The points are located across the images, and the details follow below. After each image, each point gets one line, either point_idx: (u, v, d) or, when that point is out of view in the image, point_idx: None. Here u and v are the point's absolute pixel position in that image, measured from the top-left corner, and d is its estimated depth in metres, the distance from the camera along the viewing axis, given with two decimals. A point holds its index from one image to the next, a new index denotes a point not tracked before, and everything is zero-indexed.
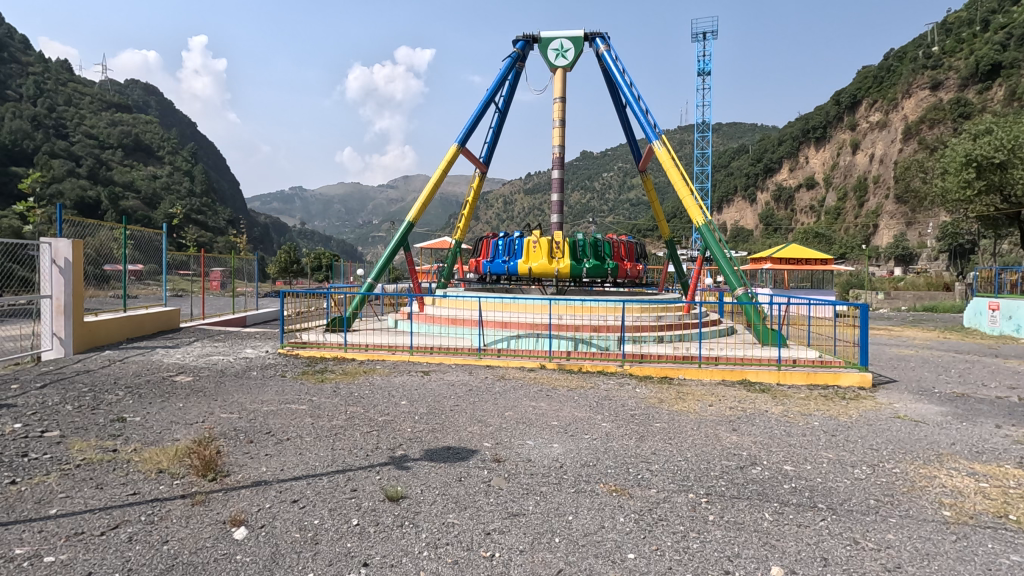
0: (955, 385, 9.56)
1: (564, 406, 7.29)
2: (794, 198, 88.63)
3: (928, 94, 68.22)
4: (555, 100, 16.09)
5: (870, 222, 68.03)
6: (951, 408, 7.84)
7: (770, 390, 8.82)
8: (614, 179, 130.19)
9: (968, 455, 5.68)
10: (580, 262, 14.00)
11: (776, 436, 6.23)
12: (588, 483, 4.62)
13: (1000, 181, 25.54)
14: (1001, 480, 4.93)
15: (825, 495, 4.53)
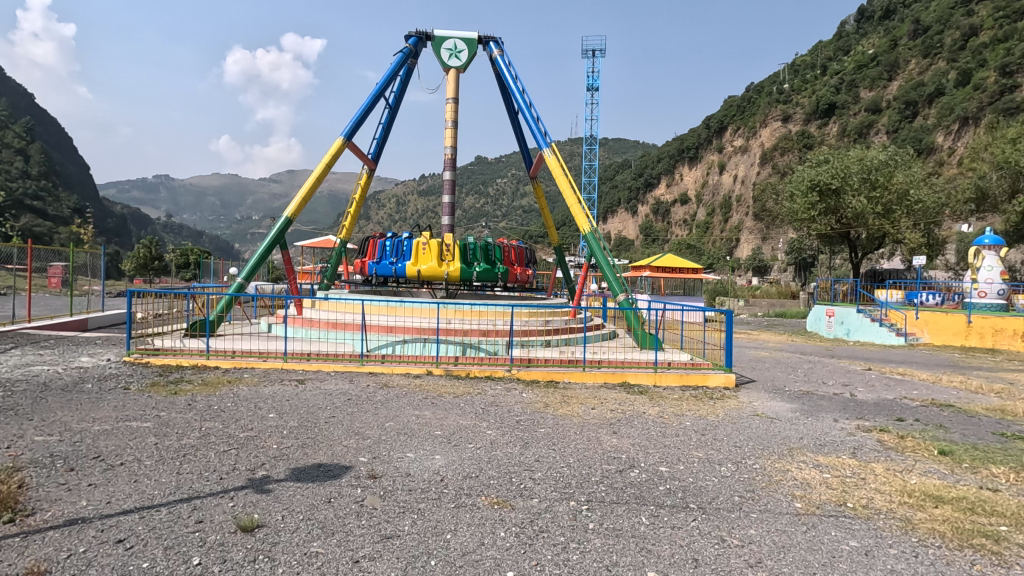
0: (802, 383, 10.71)
1: (449, 415, 7.03)
2: (670, 212, 96.07)
3: (780, 125, 78.40)
4: (447, 101, 15.81)
5: (732, 236, 75.59)
6: (798, 404, 8.73)
7: (648, 391, 9.26)
8: (507, 186, 132.62)
9: (813, 448, 6.27)
10: (470, 265, 13.81)
11: (653, 438, 6.47)
12: (469, 496, 4.41)
13: (834, 205, 29.40)
14: (840, 471, 5.47)
15: (696, 495, 4.72)
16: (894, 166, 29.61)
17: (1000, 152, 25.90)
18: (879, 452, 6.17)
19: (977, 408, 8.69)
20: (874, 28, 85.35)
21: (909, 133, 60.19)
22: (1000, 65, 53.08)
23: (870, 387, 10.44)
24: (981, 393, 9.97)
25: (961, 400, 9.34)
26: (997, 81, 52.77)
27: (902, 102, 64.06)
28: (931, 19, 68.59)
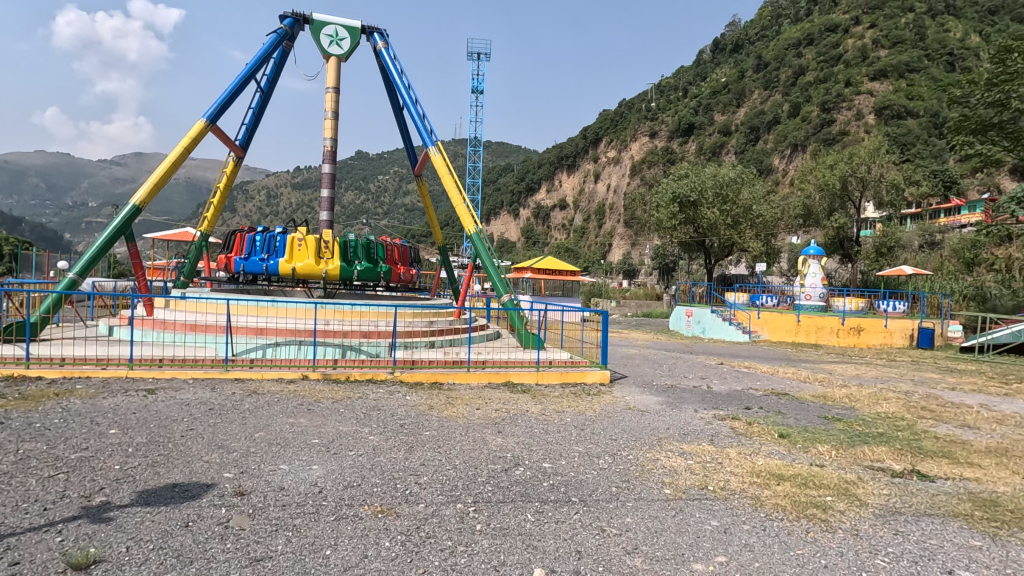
0: (668, 377, 11.68)
1: (327, 421, 6.64)
2: (550, 216, 99.93)
3: (648, 140, 85.23)
4: (326, 90, 14.97)
5: (606, 241, 80.62)
6: (664, 397, 9.50)
7: (530, 390, 9.48)
8: (389, 183, 129.29)
9: (678, 437, 6.85)
10: (351, 264, 13.20)
11: (536, 435, 6.64)
12: (350, 507, 4.18)
13: (693, 216, 32.70)
14: (701, 457, 6.01)
15: (577, 488, 4.91)
16: (741, 183, 33.47)
17: (821, 176, 30.44)
18: (732, 438, 6.88)
19: (806, 395, 10.10)
20: (725, 60, 96.18)
21: (752, 154, 68.52)
22: (821, 102, 62.49)
23: (723, 380, 11.70)
24: (808, 382, 11.63)
25: (793, 388, 10.80)
26: (819, 116, 62.07)
27: (747, 127, 72.80)
28: (770, 57, 78.86)
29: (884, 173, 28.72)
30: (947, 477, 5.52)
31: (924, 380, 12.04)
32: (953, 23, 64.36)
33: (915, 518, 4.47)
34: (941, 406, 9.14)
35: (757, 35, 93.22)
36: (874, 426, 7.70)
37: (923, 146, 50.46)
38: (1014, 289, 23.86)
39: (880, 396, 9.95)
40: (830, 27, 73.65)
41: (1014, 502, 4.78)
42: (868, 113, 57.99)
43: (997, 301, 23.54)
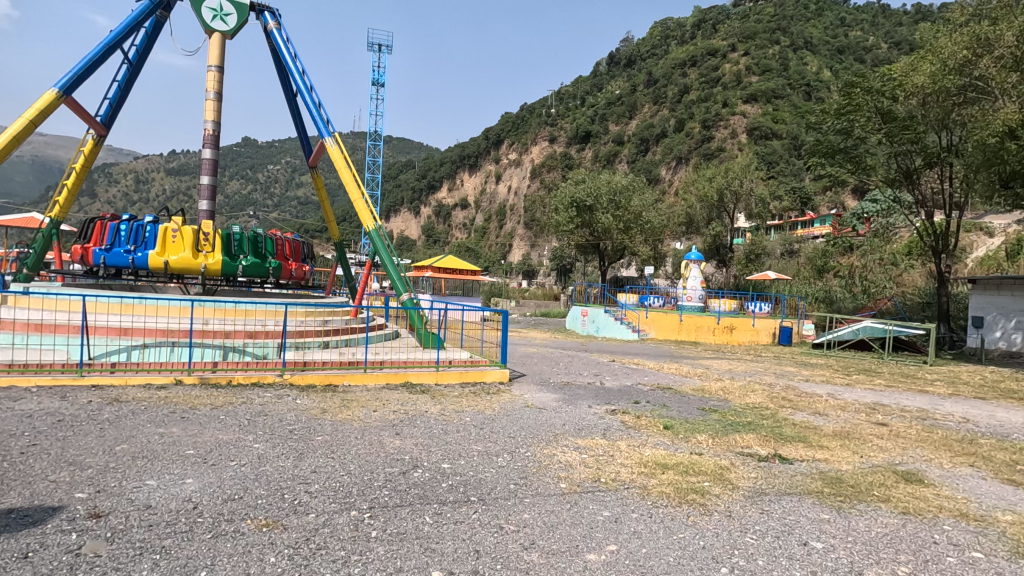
0: (563, 375, 12.10)
1: (205, 430, 6.07)
2: (451, 215, 99.44)
3: (547, 145, 87.87)
4: (208, 68, 13.72)
5: (506, 242, 81.81)
6: (560, 395, 9.82)
7: (429, 390, 9.34)
8: (280, 174, 121.57)
9: (574, 432, 7.10)
10: (234, 259, 12.23)
11: (435, 435, 6.54)
12: (230, 522, 3.85)
13: (589, 220, 34.15)
14: (594, 450, 6.27)
15: (476, 488, 4.90)
16: (633, 191, 35.52)
17: (702, 187, 33.17)
18: (622, 431, 7.27)
19: (686, 389, 10.95)
20: (620, 73, 101.84)
21: (643, 164, 73.04)
22: (702, 120, 68.15)
23: (614, 376, 12.33)
24: (688, 376, 12.62)
25: (676, 382, 11.66)
26: (700, 132, 67.63)
27: (639, 138, 77.50)
28: (659, 74, 84.67)
29: (753, 188, 31.91)
30: (802, 459, 6.23)
31: (783, 374, 13.56)
32: (809, 57, 73.16)
33: (778, 497, 4.98)
34: (796, 395, 10.32)
35: (648, 52, 99.74)
36: (744, 415, 8.50)
37: (785, 165, 56.85)
38: (854, 292, 27.58)
39: (749, 388, 11.02)
40: (710, 52, 80.56)
41: (854, 478, 5.51)
42: (741, 132, 64.21)
43: (841, 303, 27.04)
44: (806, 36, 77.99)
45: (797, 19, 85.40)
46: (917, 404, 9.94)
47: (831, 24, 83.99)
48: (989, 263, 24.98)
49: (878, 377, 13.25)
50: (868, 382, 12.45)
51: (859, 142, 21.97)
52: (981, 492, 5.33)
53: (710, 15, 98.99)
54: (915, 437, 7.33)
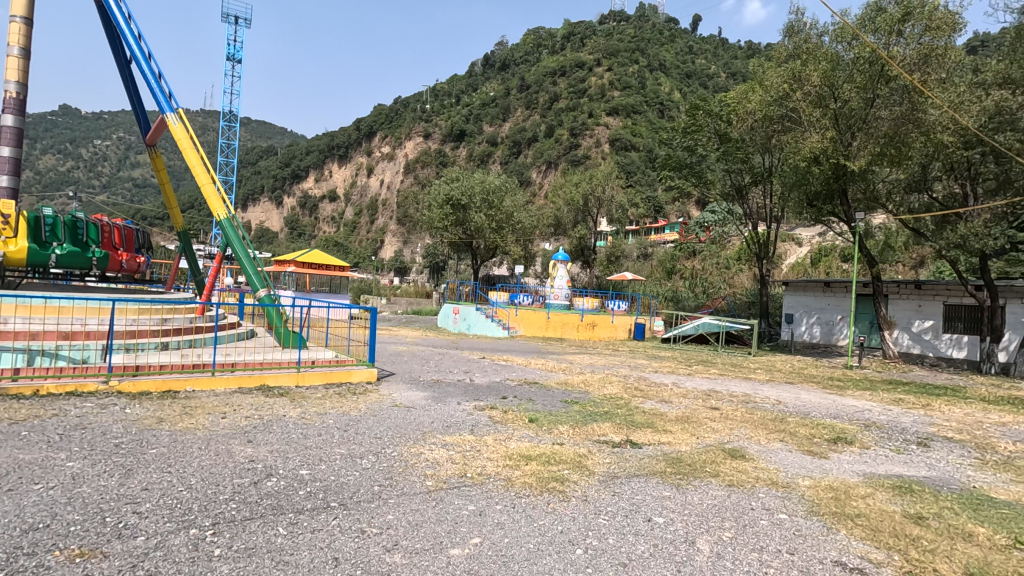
0: (434, 373, 12.03)
1: (2, 449, 5.10)
2: (318, 207, 94.13)
3: (421, 141, 86.91)
4: (11, 19, 11.51)
5: (378, 237, 79.47)
6: (430, 392, 9.75)
7: (289, 393, 8.73)
8: (111, 151, 105.98)
9: (442, 429, 7.10)
10: (47, 246, 10.32)
11: (292, 441, 6.14)
12: (31, 557, 3.26)
13: (462, 218, 34.34)
14: (461, 447, 6.32)
15: (337, 493, 4.69)
16: (505, 192, 36.38)
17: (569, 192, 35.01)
18: (490, 426, 7.43)
19: (551, 383, 11.50)
20: (494, 76, 103.94)
21: (515, 167, 75.34)
22: (571, 128, 71.99)
23: (484, 373, 12.55)
24: (554, 371, 13.27)
25: (542, 377, 12.20)
26: (568, 139, 71.40)
27: (512, 141, 79.69)
28: (531, 80, 87.84)
29: (614, 195, 34.41)
30: (650, 443, 6.84)
31: (636, 366, 14.82)
32: (663, 79, 80.76)
33: (627, 479, 5.43)
34: (647, 385, 11.36)
35: (522, 58, 103.06)
36: (602, 406, 9.12)
37: (642, 175, 62.10)
38: (696, 292, 30.98)
39: (607, 380, 11.88)
40: (578, 64, 85.38)
41: (691, 457, 6.18)
42: (605, 142, 68.96)
43: (686, 302, 30.22)
44: (661, 59, 86.00)
45: (653, 42, 93.80)
46: (742, 389, 11.45)
47: (680, 51, 93.52)
48: (798, 269, 29.56)
49: (714, 367, 15.03)
50: (705, 371, 14.09)
51: (701, 159, 24.64)
52: (787, 462, 6.28)
53: (578, 29, 104.87)
54: (740, 418, 8.43)
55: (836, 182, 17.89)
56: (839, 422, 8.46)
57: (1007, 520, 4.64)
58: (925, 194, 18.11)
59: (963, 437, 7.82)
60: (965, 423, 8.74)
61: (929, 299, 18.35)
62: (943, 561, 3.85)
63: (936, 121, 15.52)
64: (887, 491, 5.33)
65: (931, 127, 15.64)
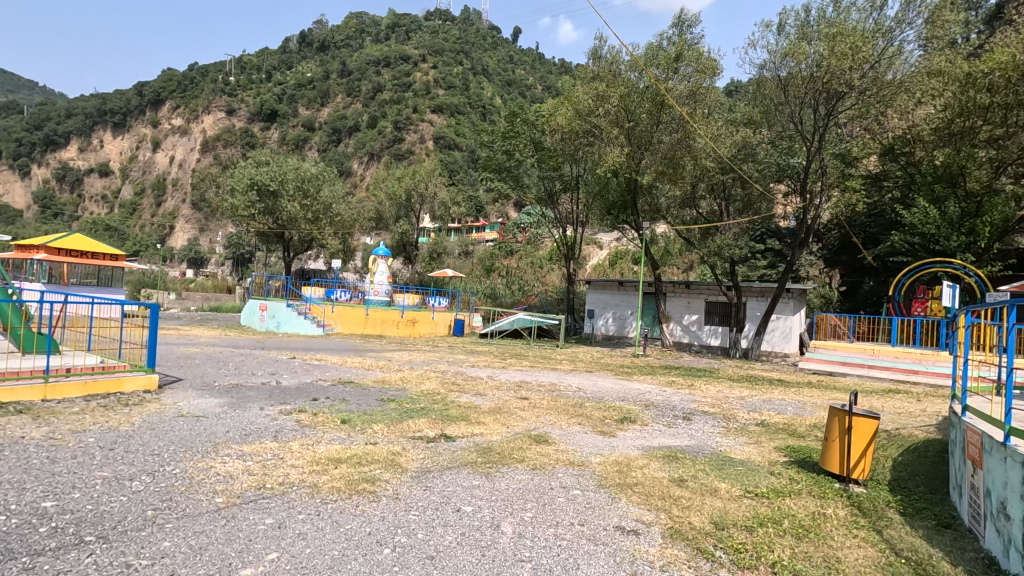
0: (232, 376, 10.78)
1: None
2: (83, 183, 77.97)
3: (223, 117, 77.53)
4: None
5: (166, 223, 68.73)
6: (227, 398, 8.73)
7: (32, 409, 7.08)
8: None
9: (238, 439, 6.39)
10: None
11: (33, 468, 4.98)
12: None
13: (271, 206, 31.37)
14: (261, 455, 5.78)
15: (95, 524, 3.93)
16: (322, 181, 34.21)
17: (391, 186, 34.28)
18: (296, 431, 6.93)
19: (367, 381, 11.13)
20: (312, 56, 97.24)
21: (335, 155, 71.49)
22: (394, 120, 70.67)
23: (293, 374, 11.64)
24: (371, 369, 12.89)
25: (357, 376, 11.76)
26: (392, 132, 69.93)
27: (331, 127, 75.45)
28: (353, 67, 84.16)
29: (436, 192, 34.62)
30: (464, 436, 7.04)
31: (455, 361, 15.14)
32: (486, 84, 83.95)
33: (440, 472, 5.52)
34: (464, 379, 11.68)
35: (343, 42, 98.15)
36: (419, 402, 9.11)
37: (465, 174, 63.47)
38: (513, 290, 32.79)
39: (425, 376, 11.95)
40: (403, 57, 84.20)
41: (500, 446, 6.50)
42: (429, 139, 69.08)
43: (503, 298, 31.81)
44: (483, 65, 89.20)
45: (477, 46, 96.76)
46: (549, 379, 12.45)
47: (502, 58, 97.94)
48: (599, 270, 33.09)
49: (526, 360, 16.08)
50: (518, 364, 14.98)
51: (519, 164, 26.10)
52: (583, 443, 6.98)
53: (403, 21, 103.43)
54: (545, 406, 9.14)
55: (629, 194, 20.42)
56: (626, 404, 9.69)
57: (740, 474, 5.77)
58: (695, 209, 21.50)
59: (715, 410, 9.55)
60: (717, 398, 10.69)
61: (696, 296, 21.98)
62: (696, 515, 4.64)
63: (702, 148, 18.79)
64: (659, 460, 6.25)
65: (698, 152, 18.94)
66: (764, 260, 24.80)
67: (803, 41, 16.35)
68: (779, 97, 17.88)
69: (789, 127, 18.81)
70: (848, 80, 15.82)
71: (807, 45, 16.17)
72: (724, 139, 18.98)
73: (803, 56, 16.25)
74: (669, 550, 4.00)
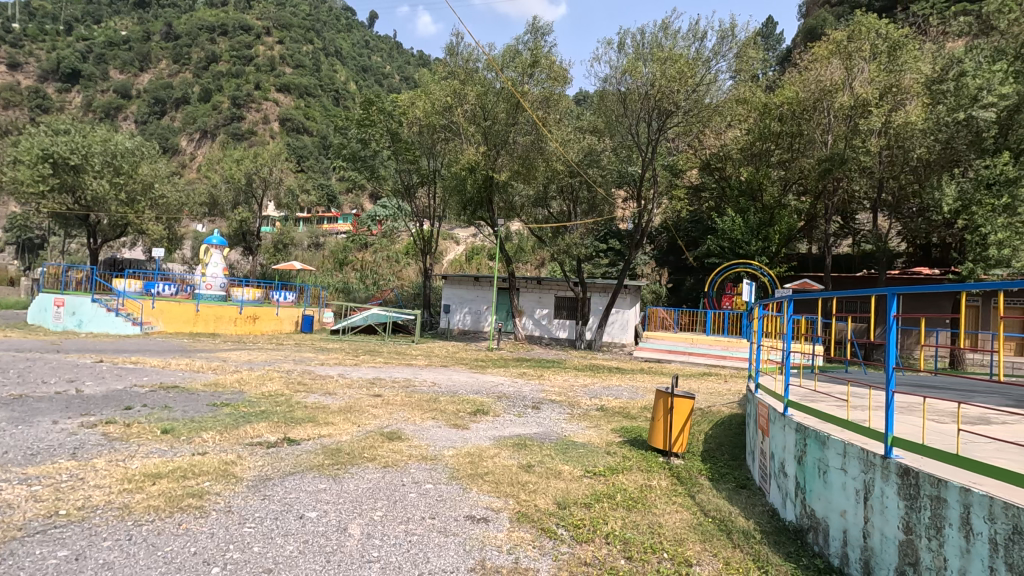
0: (13, 386, 8.90)
1: None
2: None
3: (3, 72, 63.93)
4: None
5: None
6: (4, 413, 7.18)
7: None
8: None
9: (21, 461, 5.30)
10: None
11: None
12: None
13: (72, 183, 26.26)
14: (54, 477, 4.88)
15: None
16: (140, 157, 29.75)
17: (227, 168, 30.99)
18: (102, 445, 5.96)
19: (197, 385, 9.92)
20: (128, 13, 84.38)
21: (158, 130, 62.74)
22: (232, 96, 63.90)
23: (99, 380, 9.98)
24: (202, 371, 11.54)
25: (184, 379, 10.45)
26: (230, 108, 63.28)
27: (153, 97, 66.23)
28: (181, 31, 75.74)
29: (282, 178, 32.05)
30: (309, 438, 6.65)
31: (302, 360, 14.17)
32: (339, 68, 79.92)
33: (281, 479, 5.14)
34: (311, 379, 11.00)
35: (168, 2, 86.75)
36: (258, 405, 8.39)
37: (315, 161, 59.40)
38: (367, 284, 31.68)
39: (265, 376, 11.03)
40: (243, 27, 76.62)
41: (350, 446, 6.24)
42: (274, 120, 63.86)
43: (356, 293, 30.60)
44: (336, 47, 84.83)
45: (328, 26, 91.44)
46: (403, 374, 12.28)
47: (357, 43, 93.95)
48: (456, 265, 33.33)
49: (380, 356, 15.60)
50: (371, 360, 14.51)
51: (374, 154, 25.24)
52: (436, 437, 7.01)
53: None
54: (399, 403, 8.97)
55: (485, 191, 20.83)
56: (479, 397, 9.92)
57: (581, 456, 6.22)
58: (546, 209, 22.59)
59: (561, 398, 10.18)
60: (564, 387, 11.43)
61: (546, 292, 23.16)
62: (541, 497, 4.91)
63: (553, 151, 19.83)
64: (509, 448, 6.50)
65: (549, 155, 19.91)
66: (607, 259, 27.02)
67: (638, 61, 18.09)
68: (619, 110, 19.47)
69: (627, 138, 20.50)
70: (675, 99, 17.90)
71: (642, 66, 17.98)
72: (573, 144, 20.27)
73: (639, 74, 18.02)
74: (516, 533, 4.18)
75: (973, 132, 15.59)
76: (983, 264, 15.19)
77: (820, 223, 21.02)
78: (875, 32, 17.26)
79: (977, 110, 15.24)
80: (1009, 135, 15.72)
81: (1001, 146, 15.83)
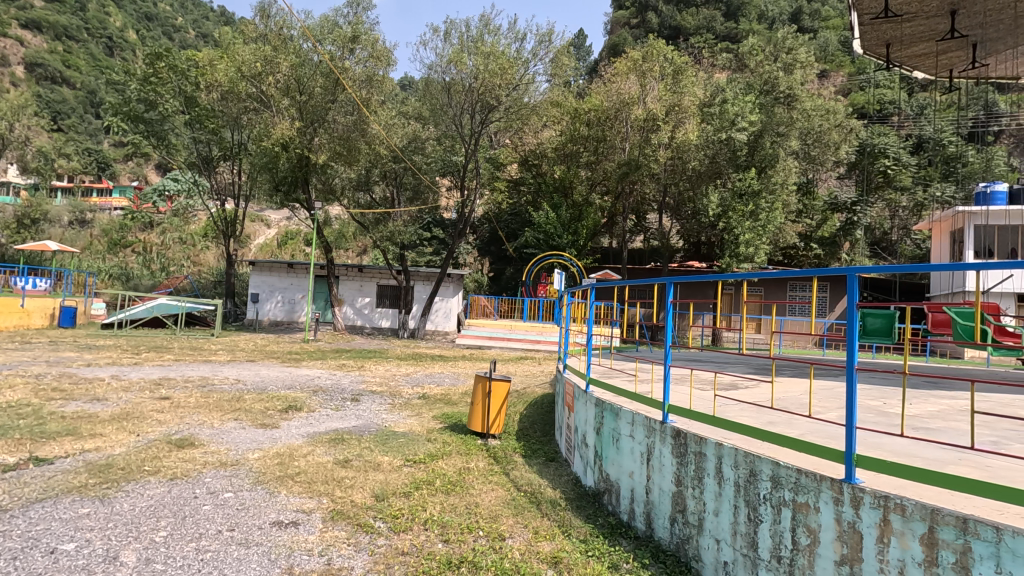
0: None
1: None
2: None
3: None
4: None
5: None
6: None
7: None
8: None
9: None
10: None
11: None
12: None
13: None
14: None
15: None
16: None
17: None
18: None
19: None
20: None
21: None
22: None
23: None
24: None
25: None
26: None
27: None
28: None
29: (29, 136, 25.68)
30: (67, 455, 5.47)
31: (61, 361, 11.62)
32: (114, 11, 66.81)
33: (24, 509, 4.16)
34: (72, 383, 9.06)
35: None
36: None
37: (79, 121, 48.72)
38: (152, 270, 27.32)
39: (4, 383, 8.80)
40: None
41: (125, 460, 5.30)
42: (15, 63, 51.24)
43: (139, 280, 26.07)
44: None
45: None
46: (199, 372, 10.86)
47: None
48: (266, 249, 30.42)
49: (169, 353, 13.55)
50: (158, 358, 12.49)
51: (162, 119, 21.71)
52: (238, 439, 6.32)
53: None
54: (193, 404, 7.88)
55: (300, 170, 19.36)
56: (291, 392, 9.21)
57: (402, 446, 6.14)
58: (369, 194, 21.68)
59: (382, 389, 9.94)
60: (384, 377, 11.19)
61: (368, 280, 22.40)
62: (358, 492, 4.72)
63: (376, 134, 19.06)
64: (324, 445, 6.13)
65: (372, 138, 19.05)
66: (430, 247, 27.08)
67: (463, 52, 18.33)
68: (444, 100, 19.48)
69: (452, 129, 20.43)
70: (497, 95, 18.55)
71: (466, 58, 18.28)
72: (396, 129, 19.86)
73: (463, 66, 18.32)
74: (329, 533, 3.96)
75: (731, 150, 19.04)
76: (735, 260, 18.79)
77: (619, 220, 23.65)
78: (663, 57, 19.87)
79: (734, 132, 18.58)
80: (755, 154, 19.22)
81: (751, 163, 19.31)
